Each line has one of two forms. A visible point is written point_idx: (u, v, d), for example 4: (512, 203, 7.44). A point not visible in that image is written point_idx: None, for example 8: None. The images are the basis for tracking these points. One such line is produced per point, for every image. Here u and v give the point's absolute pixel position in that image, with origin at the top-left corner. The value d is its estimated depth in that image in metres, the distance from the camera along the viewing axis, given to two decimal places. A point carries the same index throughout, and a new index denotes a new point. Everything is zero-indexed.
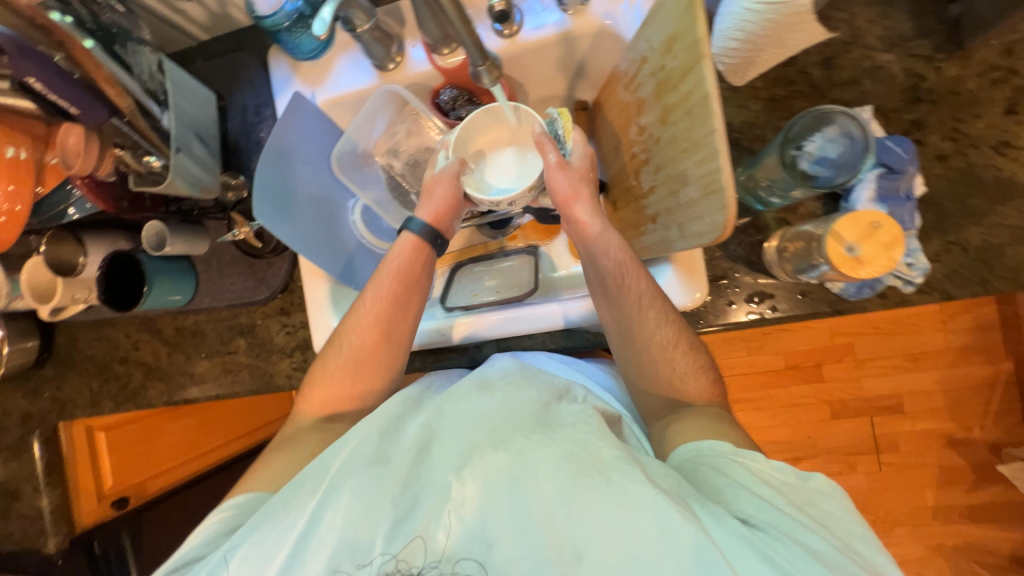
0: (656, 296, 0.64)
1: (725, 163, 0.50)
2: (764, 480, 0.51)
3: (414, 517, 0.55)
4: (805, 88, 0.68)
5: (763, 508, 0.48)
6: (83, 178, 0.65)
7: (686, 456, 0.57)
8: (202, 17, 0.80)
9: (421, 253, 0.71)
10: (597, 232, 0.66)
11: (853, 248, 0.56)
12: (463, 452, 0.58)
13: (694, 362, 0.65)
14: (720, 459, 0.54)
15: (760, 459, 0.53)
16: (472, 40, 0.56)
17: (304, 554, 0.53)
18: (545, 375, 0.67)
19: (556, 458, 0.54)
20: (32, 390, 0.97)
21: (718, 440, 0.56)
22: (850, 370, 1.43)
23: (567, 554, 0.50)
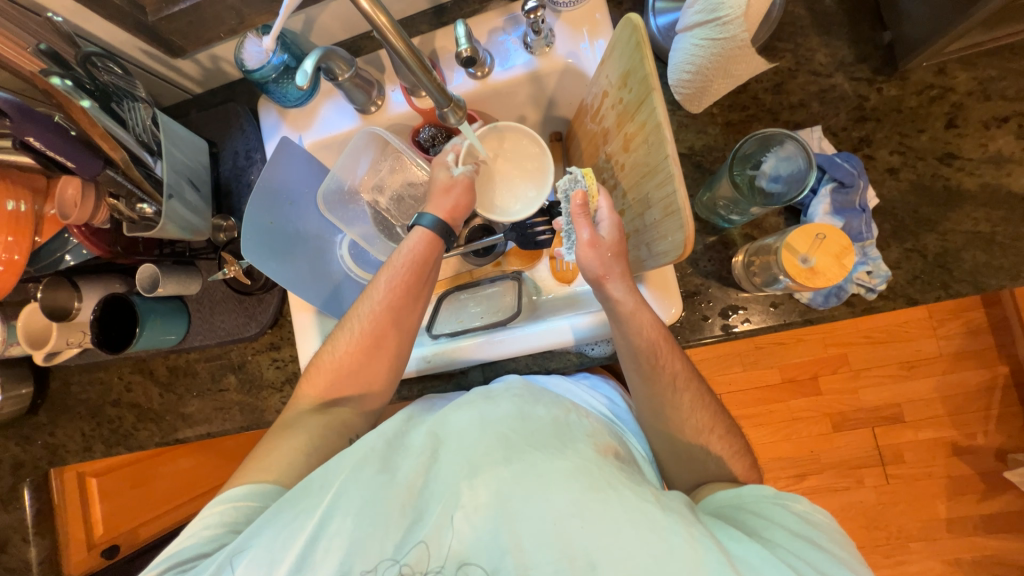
0: (690, 379, 0.67)
1: (680, 185, 0.53)
2: (806, 521, 0.52)
3: (421, 523, 0.51)
4: (760, 113, 0.72)
5: (798, 543, 0.49)
6: (78, 226, 0.71)
7: (727, 502, 0.58)
8: (197, 73, 0.86)
9: (436, 251, 0.73)
10: (635, 309, 0.64)
11: (806, 259, 0.59)
12: (476, 457, 0.54)
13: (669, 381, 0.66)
14: (761, 504, 0.56)
15: (803, 502, 0.55)
16: (435, 86, 0.61)
17: (307, 563, 0.50)
18: (549, 394, 0.66)
19: (570, 472, 0.51)
20: (24, 437, 0.97)
21: (760, 485, 0.58)
22: (846, 381, 1.43)
23: (580, 565, 0.46)
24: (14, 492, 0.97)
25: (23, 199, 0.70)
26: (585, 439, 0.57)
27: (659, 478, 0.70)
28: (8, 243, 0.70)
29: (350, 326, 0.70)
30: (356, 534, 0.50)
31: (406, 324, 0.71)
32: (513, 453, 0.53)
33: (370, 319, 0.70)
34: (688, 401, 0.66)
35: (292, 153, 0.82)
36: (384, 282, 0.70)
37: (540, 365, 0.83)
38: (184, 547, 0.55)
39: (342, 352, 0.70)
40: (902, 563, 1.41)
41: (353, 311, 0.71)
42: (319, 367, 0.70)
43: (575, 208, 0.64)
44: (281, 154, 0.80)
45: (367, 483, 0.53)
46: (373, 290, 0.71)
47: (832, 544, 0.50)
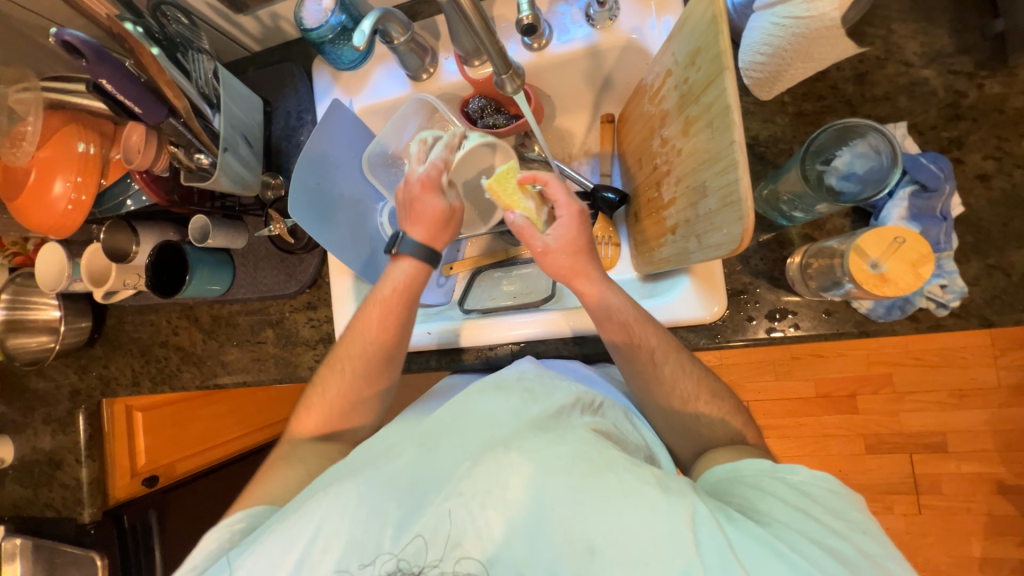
0: (669, 350, 0.65)
1: (743, 175, 0.50)
2: (803, 491, 0.50)
3: (421, 512, 0.51)
4: (836, 104, 0.66)
5: (794, 515, 0.48)
6: (140, 172, 0.74)
7: (722, 476, 0.56)
8: (257, 30, 0.87)
9: (421, 281, 0.72)
10: (598, 304, 0.65)
11: (876, 265, 0.54)
12: (475, 448, 0.54)
13: (693, 380, 0.65)
14: (757, 477, 0.53)
15: (802, 471, 0.52)
16: (497, 52, 0.59)
17: (314, 555, 0.51)
18: (562, 383, 0.63)
19: (569, 457, 0.51)
20: (82, 367, 1.04)
21: (756, 459, 0.56)
22: (888, 402, 1.35)
23: (580, 549, 0.47)
24: (71, 416, 1.05)
25: (92, 142, 0.74)
26: (585, 428, 0.56)
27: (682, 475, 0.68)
28: (77, 183, 0.74)
29: (336, 364, 0.72)
30: (355, 529, 0.51)
31: (395, 351, 0.72)
32: (511, 440, 0.53)
33: (359, 344, 0.71)
34: (670, 370, 0.64)
35: (342, 117, 0.82)
36: (366, 313, 0.70)
37: (569, 351, 0.81)
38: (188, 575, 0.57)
39: (336, 383, 0.72)
40: None
41: (342, 344, 0.73)
42: (323, 389, 0.73)
43: (522, 229, 0.66)
44: (332, 117, 0.80)
45: (370, 474, 0.55)
46: (356, 324, 0.71)
47: (833, 512, 0.48)
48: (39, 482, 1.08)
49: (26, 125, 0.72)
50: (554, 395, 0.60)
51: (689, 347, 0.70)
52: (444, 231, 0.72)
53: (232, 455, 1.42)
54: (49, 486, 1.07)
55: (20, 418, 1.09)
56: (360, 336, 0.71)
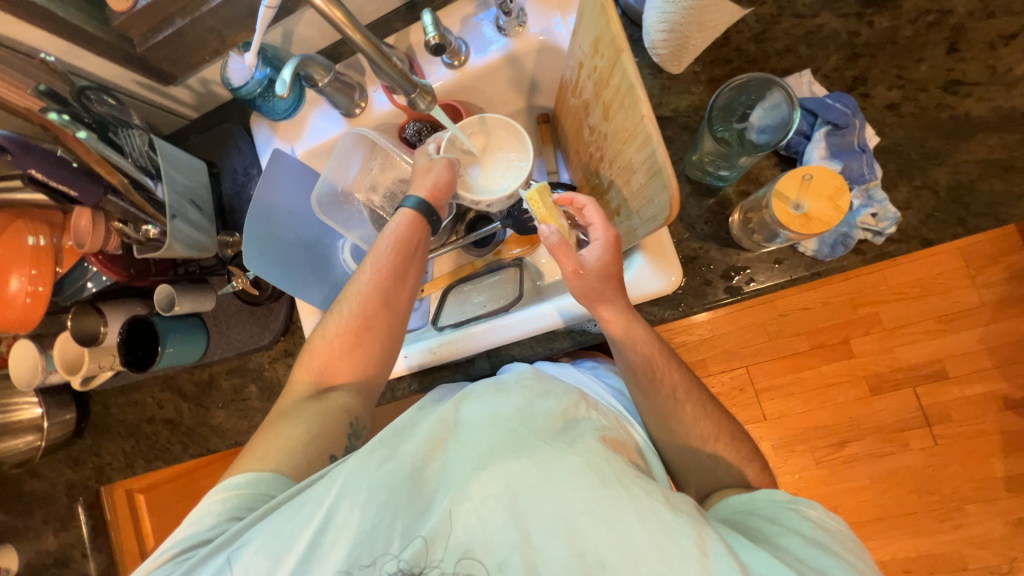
0: (690, 390, 0.66)
1: (658, 144, 0.52)
2: (819, 528, 0.51)
3: (430, 514, 0.51)
4: (743, 65, 0.69)
5: (809, 546, 0.48)
6: (95, 255, 0.74)
7: (738, 508, 0.57)
8: (190, 98, 0.90)
9: (420, 232, 0.75)
10: (625, 329, 0.65)
11: (798, 205, 0.56)
12: (486, 450, 0.53)
13: (662, 350, 0.67)
14: (773, 508, 0.54)
15: (817, 508, 0.54)
16: (397, 73, 0.62)
17: (321, 549, 0.51)
18: (558, 385, 0.67)
19: (580, 468, 0.51)
20: (74, 459, 1.03)
21: (773, 490, 0.57)
22: (881, 340, 1.35)
23: (588, 562, 0.46)
24: (72, 511, 1.05)
25: (42, 233, 0.75)
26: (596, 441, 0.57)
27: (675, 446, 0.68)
28: (32, 275, 0.75)
29: (337, 311, 0.73)
30: (361, 535, 0.50)
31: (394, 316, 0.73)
32: (524, 446, 0.53)
33: (357, 300, 0.72)
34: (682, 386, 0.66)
35: (285, 164, 0.84)
36: (366, 267, 0.73)
37: (545, 347, 0.82)
38: (190, 533, 0.57)
39: (331, 337, 0.72)
40: (960, 527, 1.34)
41: (336, 304, 0.73)
42: (324, 334, 0.72)
43: (556, 245, 0.64)
44: (276, 166, 0.83)
45: (377, 476, 0.53)
46: (358, 274, 0.74)
47: (850, 552, 0.49)
48: None
49: None
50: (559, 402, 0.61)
51: (656, 320, 0.71)
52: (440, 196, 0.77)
53: None
54: None
55: (20, 523, 1.07)
56: (360, 296, 0.72)
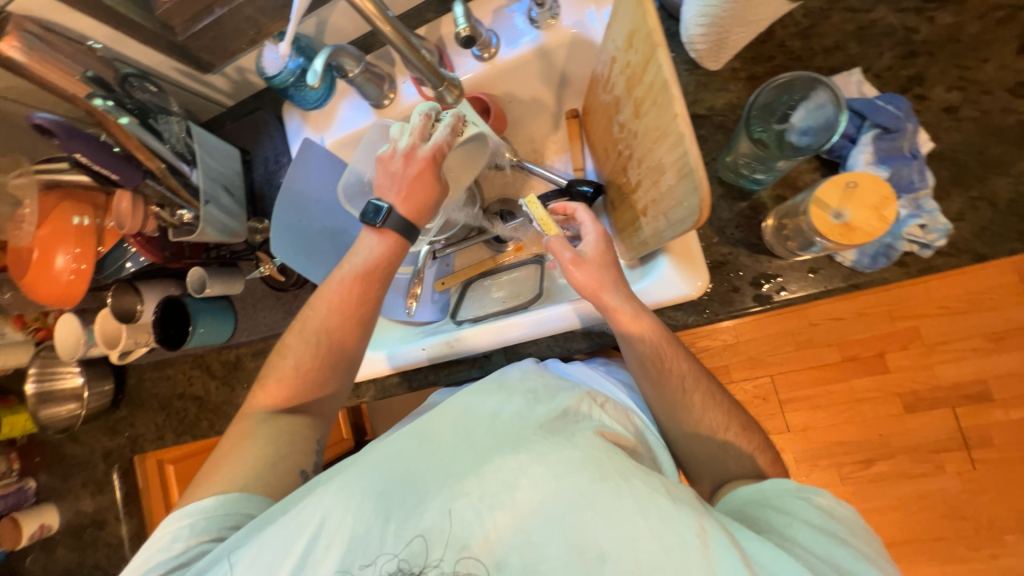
0: (699, 377, 0.64)
1: (691, 144, 0.50)
2: (829, 516, 0.50)
3: (423, 510, 0.51)
4: (787, 61, 0.65)
5: (819, 539, 0.47)
6: (135, 236, 0.77)
7: (747, 497, 0.56)
8: (226, 86, 0.92)
9: (393, 251, 0.72)
10: (631, 318, 0.63)
11: (840, 214, 0.53)
12: (483, 448, 0.54)
13: (679, 354, 0.64)
14: (782, 497, 0.53)
15: (827, 496, 0.52)
16: (425, 65, 0.62)
17: (314, 554, 0.51)
18: (566, 383, 0.66)
19: (578, 461, 0.50)
20: (111, 427, 1.09)
21: (782, 479, 0.55)
22: (920, 357, 1.29)
23: (590, 557, 0.46)
24: (108, 477, 1.11)
25: (86, 214, 0.79)
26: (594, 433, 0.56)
27: (692, 456, 0.66)
28: (77, 254, 0.78)
29: (299, 334, 0.72)
30: (357, 534, 0.51)
31: (364, 322, 0.73)
32: (521, 443, 0.53)
33: (326, 308, 0.72)
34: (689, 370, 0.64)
35: (314, 153, 0.86)
36: (336, 278, 0.72)
37: (563, 347, 0.81)
38: (159, 561, 0.57)
39: (290, 360, 0.72)
40: (996, 558, 1.27)
41: (304, 317, 0.73)
42: (287, 359, 0.72)
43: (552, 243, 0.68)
44: (306, 155, 0.84)
45: (375, 475, 0.54)
46: (322, 290, 0.73)
47: (864, 545, 0.47)
48: (87, 544, 1.13)
49: (26, 208, 0.78)
50: (557, 399, 0.61)
51: (678, 326, 0.69)
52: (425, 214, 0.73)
53: None
54: (96, 546, 1.13)
55: (61, 485, 1.15)
56: (325, 308, 0.72)
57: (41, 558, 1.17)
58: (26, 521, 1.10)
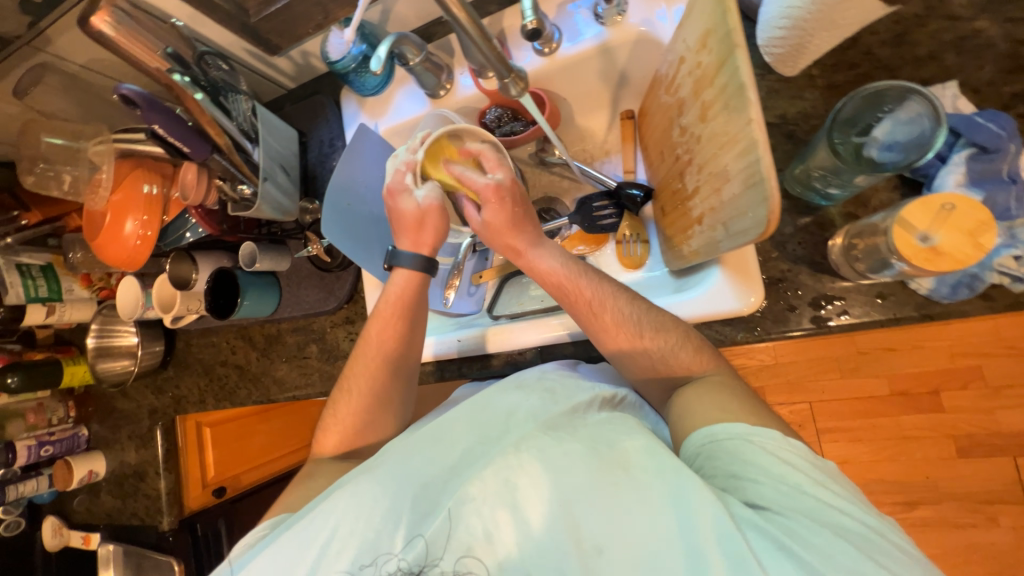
0: (654, 326, 0.62)
1: (765, 153, 0.48)
2: (785, 461, 0.47)
3: (433, 509, 0.52)
4: (873, 70, 0.61)
5: (785, 495, 0.45)
6: (196, 208, 0.82)
7: (699, 442, 0.52)
8: (290, 69, 0.95)
9: (419, 286, 0.76)
10: (614, 324, 0.63)
11: (927, 237, 0.49)
12: (491, 448, 0.55)
13: (699, 357, 0.61)
14: (733, 443, 0.49)
15: (777, 438, 0.49)
16: (496, 57, 0.61)
17: (331, 554, 0.52)
18: (584, 381, 0.62)
19: (580, 454, 0.51)
20: (158, 386, 1.15)
21: (731, 421, 0.51)
22: (979, 399, 1.20)
23: (588, 549, 0.47)
24: (151, 433, 1.17)
25: (155, 183, 0.83)
26: (604, 428, 0.55)
27: None
28: (145, 221, 0.83)
29: (347, 386, 0.76)
30: (369, 531, 0.52)
31: (406, 348, 0.75)
32: (521, 440, 0.53)
33: (363, 355, 0.75)
34: (632, 315, 0.63)
35: (369, 139, 0.87)
36: (370, 328, 0.75)
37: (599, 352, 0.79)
38: None
39: (343, 411, 0.75)
40: None
41: (350, 368, 0.76)
42: (340, 409, 0.76)
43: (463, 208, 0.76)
44: (360, 141, 0.85)
45: (385, 473, 0.55)
46: (363, 341, 0.76)
47: (825, 480, 0.46)
48: (128, 493, 1.20)
49: (102, 173, 0.83)
50: (572, 394, 0.59)
51: (725, 341, 0.66)
52: (429, 241, 0.76)
53: (276, 474, 1.51)
54: (136, 496, 1.19)
55: (110, 435, 1.22)
56: (367, 343, 0.76)
57: (86, 501, 1.25)
58: (77, 465, 1.18)
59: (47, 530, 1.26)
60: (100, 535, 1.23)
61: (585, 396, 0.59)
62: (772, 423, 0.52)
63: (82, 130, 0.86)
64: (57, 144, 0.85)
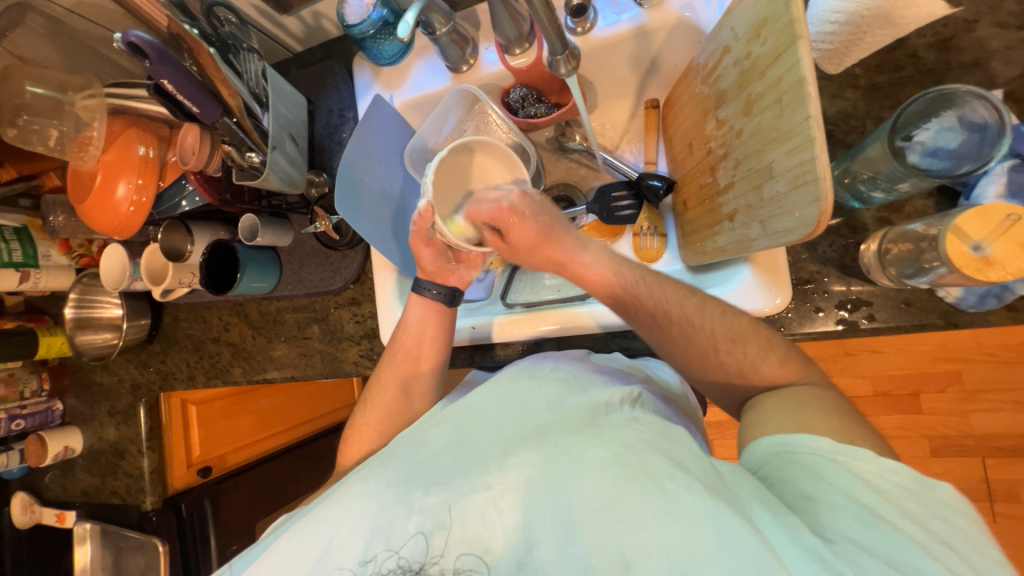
0: (696, 313, 0.58)
1: (822, 152, 0.46)
2: (874, 489, 0.42)
3: (442, 503, 0.48)
4: (915, 74, 0.62)
5: (861, 522, 0.40)
6: (195, 173, 0.77)
7: (772, 453, 0.48)
8: (299, 30, 0.88)
9: (437, 317, 0.74)
10: (639, 314, 0.61)
11: (980, 247, 0.49)
12: (506, 440, 0.52)
13: (784, 366, 0.55)
14: (814, 458, 0.45)
15: (869, 458, 0.44)
16: (552, 28, 0.59)
17: (334, 550, 0.49)
18: (599, 381, 0.59)
19: (604, 460, 0.47)
20: (141, 361, 1.09)
21: (812, 433, 0.46)
22: (956, 402, 1.26)
23: (613, 563, 0.43)
24: (133, 410, 1.11)
25: (151, 145, 0.78)
26: (626, 426, 0.52)
27: None
28: (138, 185, 0.77)
29: (362, 403, 0.74)
30: (380, 518, 0.49)
31: (422, 366, 0.73)
32: (541, 437, 0.51)
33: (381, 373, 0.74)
34: (702, 323, 0.58)
35: (384, 112, 0.82)
36: (392, 348, 0.74)
37: (617, 344, 0.77)
38: None
39: (357, 427, 0.73)
40: None
41: (369, 387, 0.74)
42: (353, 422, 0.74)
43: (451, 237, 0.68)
44: (375, 113, 0.81)
45: (397, 464, 0.54)
46: (382, 361, 0.75)
47: (917, 515, 0.40)
48: (107, 470, 1.15)
49: (92, 129, 0.76)
50: (591, 390, 0.57)
51: None
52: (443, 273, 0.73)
53: (260, 456, 1.45)
54: (116, 475, 1.14)
55: (87, 410, 1.16)
56: (393, 354, 0.74)
57: (60, 478, 1.19)
58: (52, 440, 1.12)
59: (17, 506, 1.20)
60: (76, 513, 1.18)
61: (608, 393, 0.56)
62: (860, 440, 0.46)
63: (70, 80, 0.78)
64: (41, 95, 0.78)
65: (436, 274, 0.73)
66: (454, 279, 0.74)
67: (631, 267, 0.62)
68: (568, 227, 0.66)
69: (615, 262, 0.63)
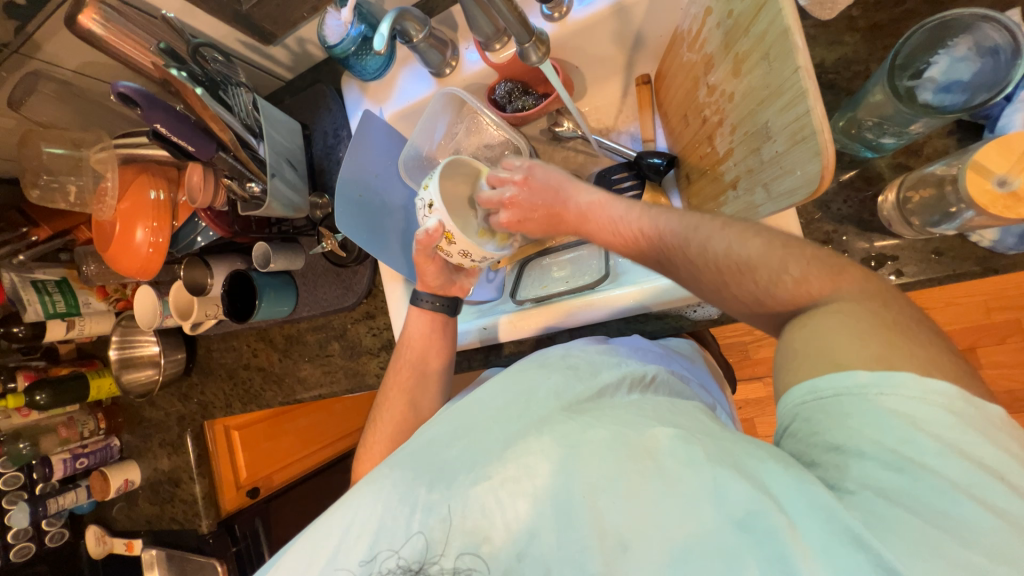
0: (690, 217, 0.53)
1: (816, 103, 0.44)
2: (918, 426, 0.34)
3: (444, 497, 0.48)
4: (919, 6, 0.58)
5: (896, 475, 0.34)
6: (205, 210, 0.82)
7: (801, 401, 0.39)
8: (287, 59, 0.91)
9: (443, 326, 0.75)
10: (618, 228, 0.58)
11: (1004, 181, 0.45)
12: (510, 432, 0.51)
13: (828, 273, 0.43)
14: (848, 400, 0.37)
15: (910, 386, 0.35)
16: (515, 16, 0.59)
17: (344, 549, 0.49)
18: (607, 366, 0.58)
19: (605, 441, 0.46)
20: (183, 393, 1.15)
21: (842, 369, 0.38)
22: (1018, 353, 1.16)
23: (611, 545, 0.41)
24: (181, 439, 1.18)
25: (161, 188, 0.82)
26: (633, 407, 0.51)
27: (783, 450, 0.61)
28: (154, 227, 0.82)
29: (375, 414, 0.75)
30: (386, 518, 0.49)
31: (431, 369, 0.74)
32: (544, 423, 0.50)
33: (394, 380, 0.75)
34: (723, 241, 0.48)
35: (375, 126, 0.83)
36: (399, 360, 0.76)
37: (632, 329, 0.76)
38: None
39: (371, 442, 0.73)
40: None
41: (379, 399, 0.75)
42: (366, 437, 0.74)
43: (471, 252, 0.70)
44: (366, 128, 0.82)
45: (407, 462, 0.54)
46: (389, 370, 0.76)
47: None
48: (165, 498, 1.22)
49: (107, 180, 0.81)
50: (599, 374, 0.56)
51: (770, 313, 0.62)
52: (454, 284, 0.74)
53: (303, 473, 1.50)
54: (174, 501, 1.21)
55: (141, 443, 1.24)
56: (398, 370, 0.75)
57: (126, 508, 1.27)
58: (112, 474, 1.19)
59: (91, 538, 1.29)
60: (143, 540, 1.26)
61: (612, 377, 0.56)
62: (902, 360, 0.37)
63: (84, 138, 0.83)
64: (59, 154, 0.84)
65: (440, 288, 0.75)
66: (456, 289, 0.76)
67: (631, 207, 0.58)
68: (575, 183, 0.64)
69: (615, 209, 0.59)
